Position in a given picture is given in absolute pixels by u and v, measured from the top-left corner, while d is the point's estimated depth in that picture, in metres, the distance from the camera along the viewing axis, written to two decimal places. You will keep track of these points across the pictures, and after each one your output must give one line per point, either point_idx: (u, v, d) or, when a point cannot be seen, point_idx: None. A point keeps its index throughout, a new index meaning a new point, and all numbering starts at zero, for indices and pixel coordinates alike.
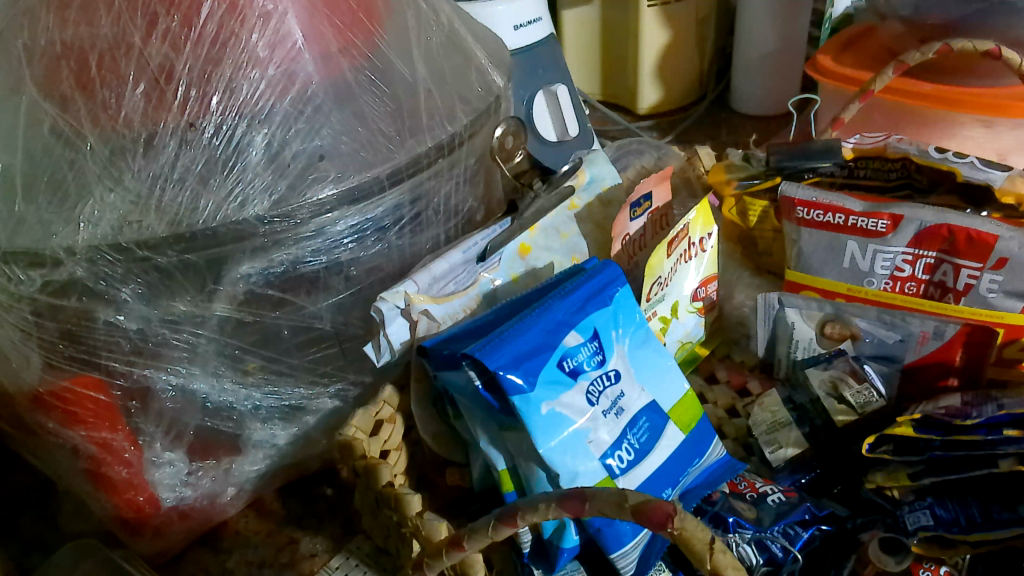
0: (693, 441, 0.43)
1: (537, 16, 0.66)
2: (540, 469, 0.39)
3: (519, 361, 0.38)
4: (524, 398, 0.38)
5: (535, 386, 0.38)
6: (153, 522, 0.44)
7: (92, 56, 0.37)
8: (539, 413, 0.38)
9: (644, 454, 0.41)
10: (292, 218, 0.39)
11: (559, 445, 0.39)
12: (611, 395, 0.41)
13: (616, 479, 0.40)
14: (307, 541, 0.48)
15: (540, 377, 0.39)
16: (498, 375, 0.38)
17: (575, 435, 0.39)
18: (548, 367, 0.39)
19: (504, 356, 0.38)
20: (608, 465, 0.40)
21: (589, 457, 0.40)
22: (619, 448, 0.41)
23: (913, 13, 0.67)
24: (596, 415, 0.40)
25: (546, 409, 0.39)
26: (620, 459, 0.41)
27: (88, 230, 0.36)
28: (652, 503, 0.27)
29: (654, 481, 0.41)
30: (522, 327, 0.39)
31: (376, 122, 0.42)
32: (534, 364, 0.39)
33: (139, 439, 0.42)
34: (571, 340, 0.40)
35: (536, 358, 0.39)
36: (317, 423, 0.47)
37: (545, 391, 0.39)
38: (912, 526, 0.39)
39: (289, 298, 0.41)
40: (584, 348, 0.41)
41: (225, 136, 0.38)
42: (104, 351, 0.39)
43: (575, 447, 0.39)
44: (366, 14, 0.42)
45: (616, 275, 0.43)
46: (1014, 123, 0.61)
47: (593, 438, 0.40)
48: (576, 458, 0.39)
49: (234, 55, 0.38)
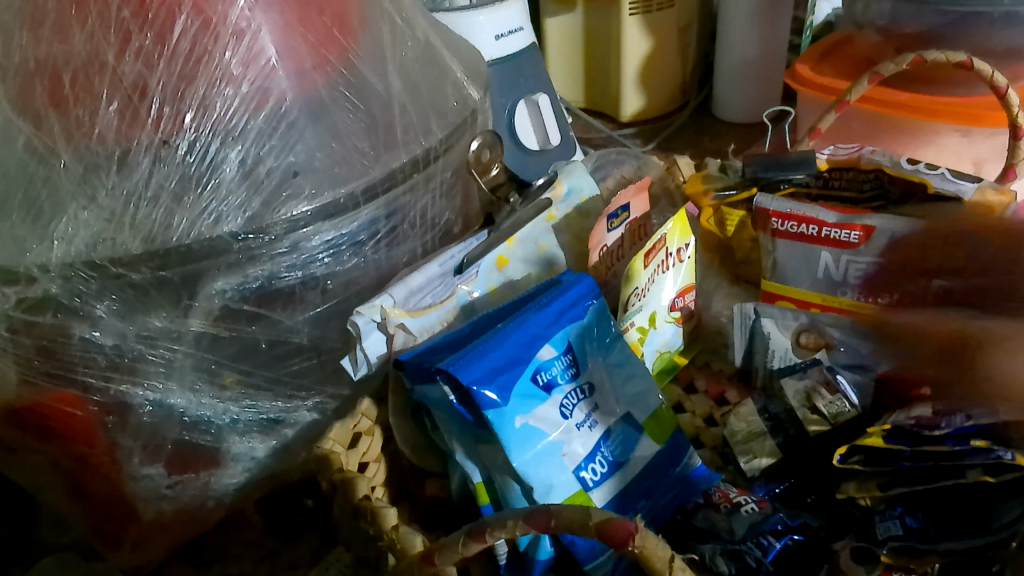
0: (667, 451, 0.44)
1: (518, 26, 0.67)
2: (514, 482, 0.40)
3: (494, 374, 0.39)
4: (498, 410, 0.38)
5: (509, 400, 0.39)
6: (133, 534, 0.45)
7: (66, 74, 0.37)
8: (513, 426, 0.39)
9: (618, 466, 0.42)
10: (266, 234, 0.39)
11: (533, 456, 0.39)
12: (585, 408, 0.42)
13: (590, 492, 0.41)
14: (289, 554, 0.49)
15: (514, 389, 0.39)
16: (472, 390, 0.38)
17: (549, 448, 0.40)
18: (522, 380, 0.40)
19: (480, 372, 0.38)
20: (582, 478, 0.41)
21: (563, 469, 0.40)
22: (593, 459, 0.42)
23: (890, 23, 0.68)
24: (570, 428, 0.41)
25: (520, 422, 0.39)
26: (594, 471, 0.41)
27: (63, 247, 0.37)
28: (616, 522, 0.28)
29: (629, 493, 0.42)
30: (496, 339, 0.40)
31: (351, 138, 0.42)
32: (508, 378, 0.39)
33: (117, 454, 0.42)
34: (545, 354, 0.41)
35: (510, 372, 0.39)
36: (295, 436, 0.46)
37: (518, 404, 0.39)
38: (882, 536, 0.40)
39: (265, 312, 0.41)
40: (557, 361, 0.42)
41: (199, 153, 0.38)
42: (80, 367, 0.39)
43: (549, 460, 0.40)
44: (340, 30, 0.42)
45: (591, 288, 0.44)
46: (989, 132, 0.62)
47: (568, 449, 0.41)
48: (550, 471, 0.40)
49: (208, 73, 0.38)
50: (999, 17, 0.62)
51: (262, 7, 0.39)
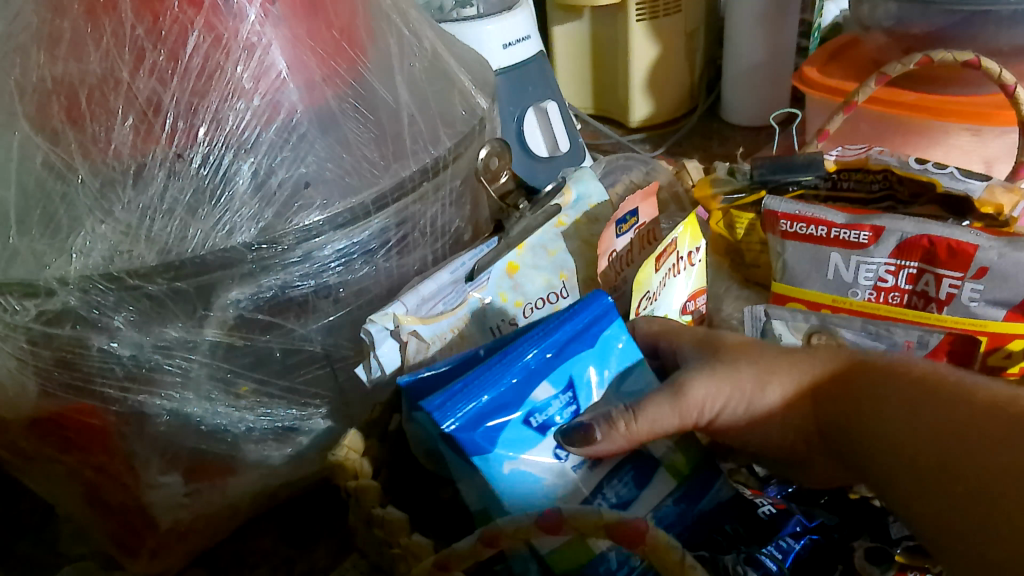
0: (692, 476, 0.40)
1: (525, 34, 0.68)
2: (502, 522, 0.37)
3: (479, 420, 0.36)
4: (484, 458, 0.36)
5: (494, 446, 0.36)
6: (152, 543, 0.46)
7: (81, 91, 0.38)
8: (500, 472, 0.36)
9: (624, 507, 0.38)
10: (279, 244, 0.40)
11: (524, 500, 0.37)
12: None
13: None
14: (305, 560, 0.49)
15: (502, 434, 0.36)
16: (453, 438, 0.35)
17: (541, 492, 0.37)
18: (512, 422, 0.37)
19: (464, 420, 0.35)
20: None
21: None
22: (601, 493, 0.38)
23: (896, 24, 0.68)
24: (566, 470, 0.38)
25: (507, 467, 0.36)
26: None
27: (81, 260, 0.38)
28: (626, 521, 0.30)
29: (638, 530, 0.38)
30: (487, 378, 0.36)
31: (361, 149, 0.43)
32: (495, 423, 0.36)
33: (134, 463, 0.43)
34: (541, 393, 0.38)
35: (498, 416, 0.36)
36: (311, 443, 0.47)
37: (505, 449, 0.36)
38: (897, 535, 0.41)
39: (278, 321, 0.42)
40: (555, 399, 0.38)
41: (212, 166, 0.39)
42: (99, 378, 0.40)
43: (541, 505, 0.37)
44: (349, 43, 0.43)
45: (607, 310, 0.40)
46: (999, 131, 0.62)
47: (563, 495, 0.38)
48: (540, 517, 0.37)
49: (220, 87, 0.39)
50: (1006, 15, 0.62)
51: (272, 22, 0.40)
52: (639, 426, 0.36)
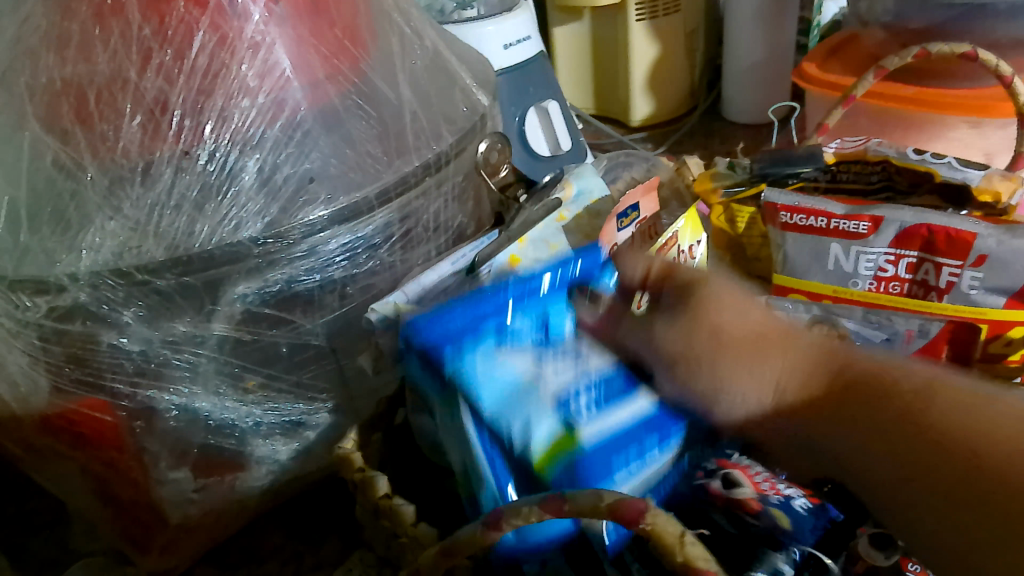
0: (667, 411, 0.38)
1: (525, 35, 0.69)
2: (481, 445, 0.35)
3: (454, 336, 0.37)
4: (460, 357, 0.35)
5: (468, 348, 0.36)
6: (162, 537, 0.46)
7: (90, 91, 0.38)
8: (476, 370, 0.35)
9: (611, 406, 0.37)
10: (285, 239, 0.40)
11: (504, 407, 0.35)
12: (564, 356, 0.38)
13: (580, 427, 0.35)
14: (313, 554, 0.50)
15: (478, 342, 0.36)
16: (427, 345, 0.36)
17: (522, 391, 0.36)
18: (489, 335, 0.37)
19: (439, 331, 0.37)
20: (566, 414, 0.35)
21: (544, 410, 0.35)
22: (578, 399, 0.36)
23: (894, 19, 0.68)
24: (544, 371, 0.37)
25: (483, 366, 0.35)
26: (579, 408, 0.36)
27: (91, 256, 0.38)
28: (625, 502, 0.29)
29: (618, 445, 0.35)
30: (461, 304, 0.38)
31: (365, 145, 0.44)
32: (471, 336, 0.37)
33: (144, 458, 0.43)
34: (514, 321, 0.38)
35: (472, 331, 0.37)
36: (317, 438, 0.48)
37: (480, 352, 0.36)
38: None
39: (285, 316, 0.43)
40: (528, 327, 0.39)
41: (218, 162, 0.40)
42: (109, 373, 0.41)
43: (525, 402, 0.35)
44: (351, 41, 0.44)
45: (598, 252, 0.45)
46: (1000, 123, 0.62)
47: (546, 388, 0.36)
48: (528, 413, 0.35)
49: (225, 86, 0.40)
50: (1004, 9, 0.63)
51: (276, 22, 0.40)
52: (626, 320, 0.40)
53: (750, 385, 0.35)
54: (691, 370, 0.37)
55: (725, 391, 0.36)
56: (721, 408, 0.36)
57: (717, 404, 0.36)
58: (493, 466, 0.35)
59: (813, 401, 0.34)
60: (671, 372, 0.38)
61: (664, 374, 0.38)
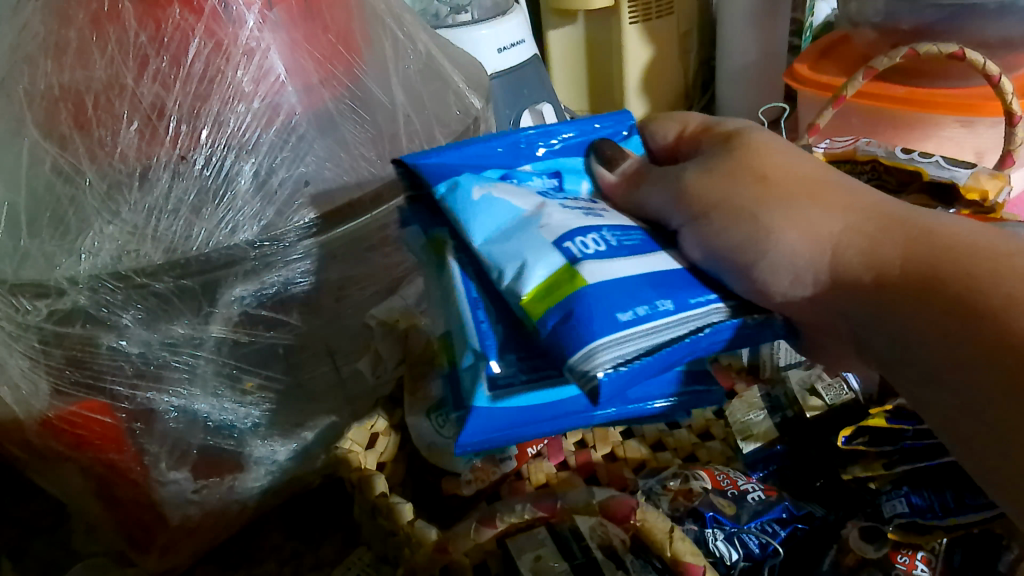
0: (691, 273, 0.34)
1: (519, 39, 0.69)
2: (464, 286, 0.35)
3: (454, 167, 0.38)
4: (454, 189, 0.36)
5: (465, 176, 0.37)
6: (162, 538, 0.47)
7: (88, 98, 0.39)
8: (469, 198, 0.35)
9: (620, 251, 0.33)
10: (280, 242, 0.41)
11: (497, 237, 0.34)
12: (576, 206, 0.36)
13: (580, 261, 0.32)
14: (312, 554, 0.51)
15: (479, 175, 0.37)
16: (420, 169, 0.37)
17: (521, 223, 0.34)
18: (491, 171, 0.38)
19: (439, 161, 0.38)
20: (566, 248, 0.32)
21: (540, 241, 0.33)
22: (584, 238, 0.33)
23: (885, 20, 0.69)
24: (551, 208, 0.35)
25: (477, 193, 0.35)
26: (584, 245, 0.33)
27: (89, 260, 0.39)
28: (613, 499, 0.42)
29: (628, 293, 0.31)
30: (465, 143, 0.39)
31: (358, 148, 0.45)
32: (472, 169, 0.38)
33: (144, 460, 0.43)
34: (524, 168, 0.39)
35: (475, 166, 0.38)
36: (315, 439, 0.48)
37: (478, 179, 0.36)
38: (890, 514, 0.44)
39: (282, 318, 0.43)
40: (537, 178, 0.39)
41: (214, 167, 0.40)
42: (108, 375, 0.41)
43: (520, 232, 0.34)
44: (345, 46, 0.44)
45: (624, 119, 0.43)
46: (990, 122, 0.63)
47: (544, 223, 0.34)
48: (521, 244, 0.33)
49: (221, 91, 0.40)
50: (993, 8, 0.64)
51: (270, 27, 0.41)
52: (650, 175, 0.37)
53: (800, 226, 0.32)
54: (731, 213, 0.33)
55: (774, 242, 0.32)
56: (764, 287, 0.32)
57: (758, 266, 0.32)
58: (482, 330, 0.33)
59: (873, 267, 0.30)
60: (700, 227, 0.34)
61: (691, 228, 0.34)
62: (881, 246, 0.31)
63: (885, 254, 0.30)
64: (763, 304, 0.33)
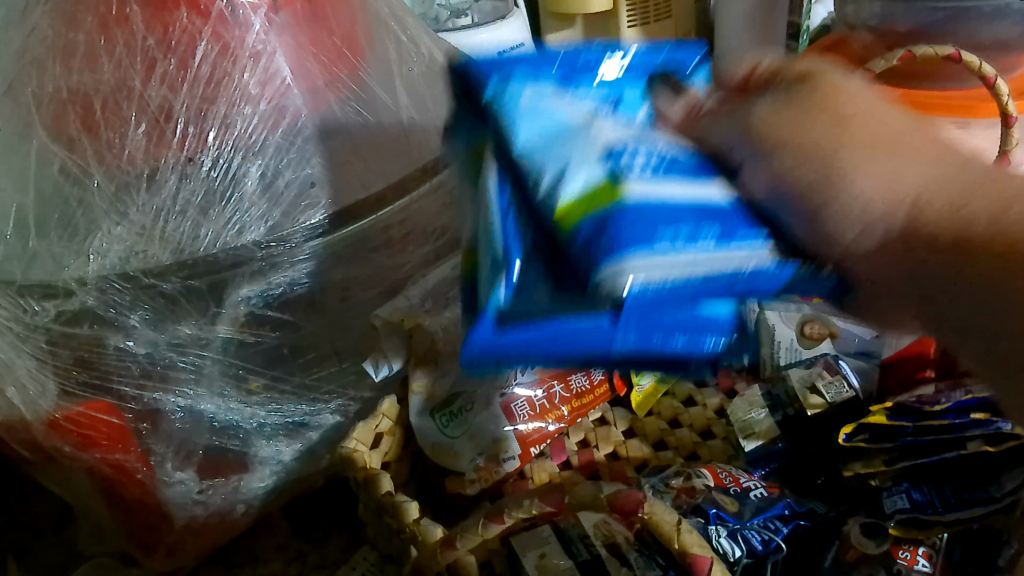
0: (747, 209, 0.29)
1: (519, 41, 0.70)
2: (497, 199, 0.31)
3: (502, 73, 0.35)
4: (503, 94, 0.33)
5: (512, 82, 0.34)
6: (167, 539, 0.47)
7: (96, 100, 0.39)
8: (518, 101, 0.33)
9: (673, 175, 0.29)
10: (287, 242, 0.42)
11: (542, 140, 0.31)
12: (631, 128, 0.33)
13: (629, 179, 0.28)
14: (317, 553, 0.51)
15: (527, 78, 0.34)
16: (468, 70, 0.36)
17: (567, 132, 0.31)
18: (546, 82, 0.34)
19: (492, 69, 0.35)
20: (616, 163, 0.29)
21: (587, 151, 0.30)
22: (637, 154, 0.30)
23: (881, 22, 0.70)
24: (604, 124, 0.32)
25: (527, 98, 0.33)
26: (637, 162, 0.29)
27: (98, 261, 0.39)
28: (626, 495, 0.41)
29: (669, 216, 0.27)
30: (520, 60, 0.36)
31: (364, 149, 0.45)
32: (521, 76, 0.34)
33: (150, 460, 0.44)
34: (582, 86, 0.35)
35: (528, 75, 0.35)
36: (320, 439, 0.49)
37: (527, 85, 0.33)
38: (890, 510, 0.45)
39: (288, 318, 0.44)
40: (592, 93, 0.35)
41: (222, 168, 0.41)
42: (116, 376, 0.41)
43: (567, 140, 0.31)
44: (350, 50, 0.45)
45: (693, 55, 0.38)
46: (986, 123, 0.64)
47: (592, 139, 0.31)
48: (567, 150, 0.30)
49: (228, 93, 0.41)
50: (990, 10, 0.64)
51: (276, 30, 0.41)
52: (711, 112, 0.33)
53: (881, 173, 0.27)
54: (803, 152, 0.28)
55: (842, 193, 0.27)
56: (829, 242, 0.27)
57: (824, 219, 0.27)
58: (507, 234, 0.30)
59: (958, 226, 0.25)
60: (766, 163, 0.29)
61: (753, 168, 0.29)
62: (970, 202, 0.26)
63: (974, 211, 0.25)
64: (824, 253, 0.27)
